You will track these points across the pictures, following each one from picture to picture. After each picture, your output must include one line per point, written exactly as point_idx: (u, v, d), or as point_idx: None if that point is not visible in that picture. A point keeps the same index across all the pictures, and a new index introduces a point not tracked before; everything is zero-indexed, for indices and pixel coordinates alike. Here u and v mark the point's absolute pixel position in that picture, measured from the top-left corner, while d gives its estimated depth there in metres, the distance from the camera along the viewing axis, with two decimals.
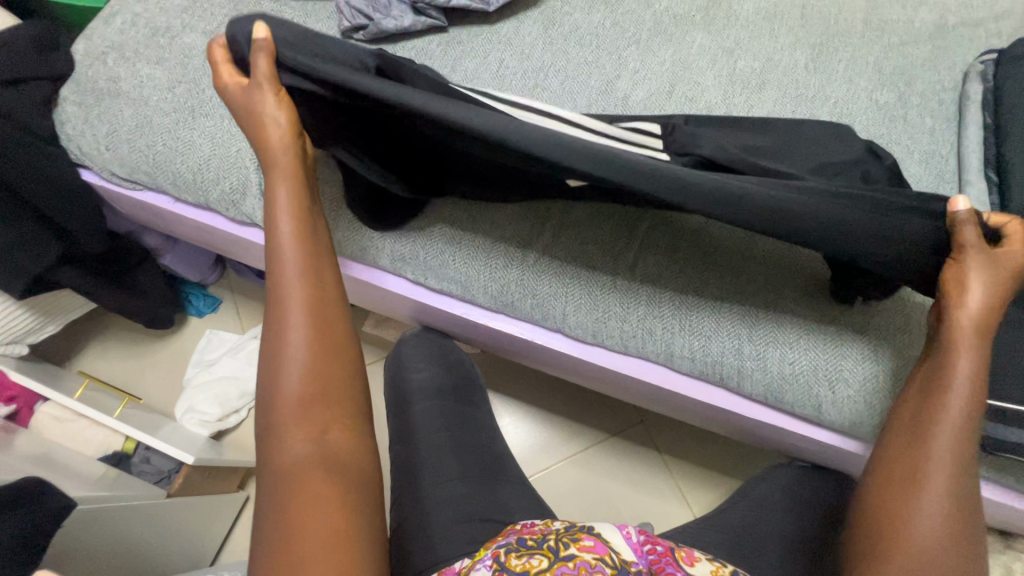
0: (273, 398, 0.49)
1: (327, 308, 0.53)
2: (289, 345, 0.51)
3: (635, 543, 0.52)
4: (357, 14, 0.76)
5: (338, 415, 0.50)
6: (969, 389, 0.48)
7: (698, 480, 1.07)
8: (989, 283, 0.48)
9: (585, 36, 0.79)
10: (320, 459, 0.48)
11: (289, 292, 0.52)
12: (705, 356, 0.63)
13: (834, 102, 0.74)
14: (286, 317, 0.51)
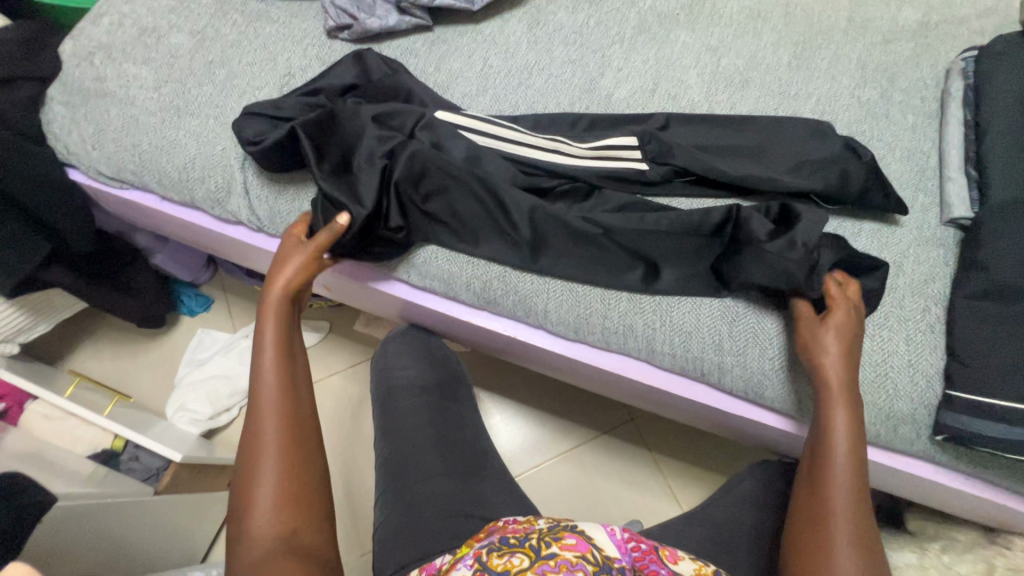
0: (246, 493, 0.50)
1: (303, 425, 0.55)
2: (264, 456, 0.51)
3: (620, 541, 0.52)
4: (342, 14, 0.77)
5: (314, 518, 0.51)
6: (848, 435, 0.52)
7: (688, 477, 1.08)
8: (835, 335, 0.54)
9: (570, 35, 0.80)
10: (290, 555, 0.48)
11: (270, 400, 0.54)
12: (685, 351, 0.64)
13: (816, 99, 0.74)
14: (263, 432, 0.53)
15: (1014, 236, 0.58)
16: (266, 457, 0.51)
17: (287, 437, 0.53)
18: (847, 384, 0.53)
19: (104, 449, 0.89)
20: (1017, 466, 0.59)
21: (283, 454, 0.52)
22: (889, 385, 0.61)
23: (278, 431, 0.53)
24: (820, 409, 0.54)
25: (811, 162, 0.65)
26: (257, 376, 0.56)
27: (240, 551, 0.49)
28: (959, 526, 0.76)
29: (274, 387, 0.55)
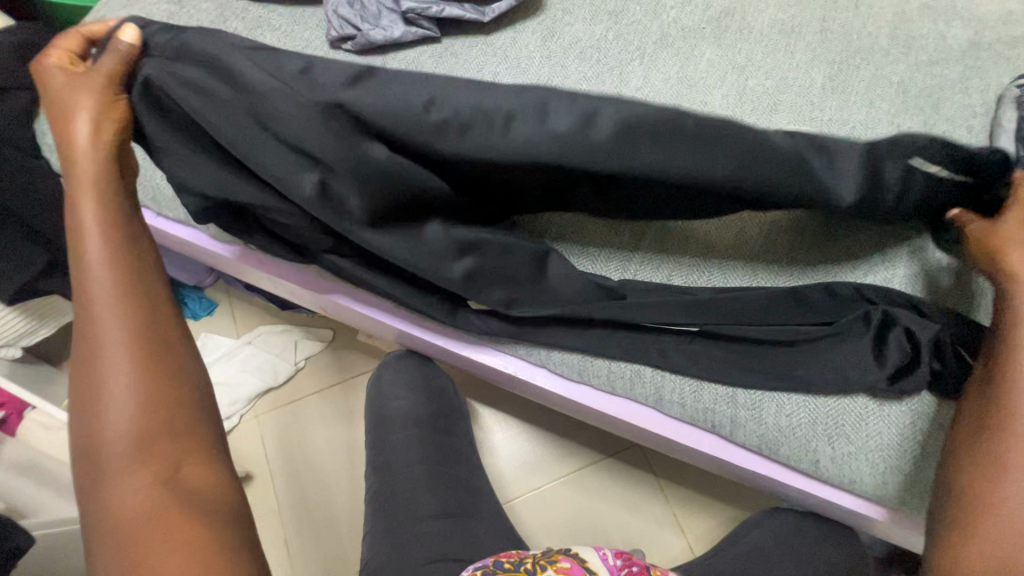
0: (94, 438, 0.44)
1: (162, 345, 0.47)
2: (108, 400, 0.44)
3: (610, 564, 0.51)
4: (346, 24, 0.72)
5: (186, 443, 0.46)
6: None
7: (694, 505, 1.04)
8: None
9: (586, 49, 0.75)
10: (171, 501, 0.43)
11: (109, 321, 0.45)
12: (696, 402, 0.60)
13: (851, 127, 0.68)
14: (103, 361, 0.44)
15: None
16: (115, 388, 0.44)
17: (139, 365, 0.45)
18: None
19: None
20: None
21: (136, 394, 0.44)
22: (918, 450, 0.55)
23: (126, 358, 0.45)
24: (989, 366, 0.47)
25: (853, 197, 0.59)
26: (84, 298, 0.46)
27: (103, 506, 0.43)
28: None
29: (108, 298, 0.46)
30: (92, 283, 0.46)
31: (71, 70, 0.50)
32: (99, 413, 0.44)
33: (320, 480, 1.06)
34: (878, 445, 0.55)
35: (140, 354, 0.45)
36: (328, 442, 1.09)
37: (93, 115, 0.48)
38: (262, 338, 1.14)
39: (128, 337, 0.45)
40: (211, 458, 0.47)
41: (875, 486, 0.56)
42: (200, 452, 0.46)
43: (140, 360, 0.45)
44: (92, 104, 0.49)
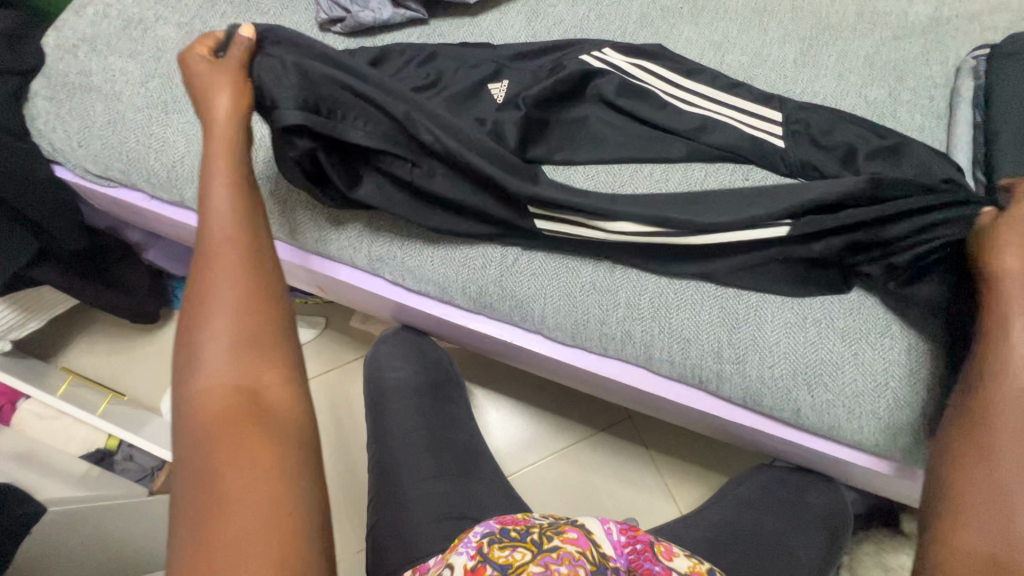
0: (197, 340, 0.45)
1: (266, 264, 0.49)
2: (214, 311, 0.45)
3: (614, 540, 0.53)
4: (335, 6, 0.74)
5: (270, 361, 0.45)
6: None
7: (685, 474, 1.08)
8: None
9: (570, 29, 0.77)
10: (252, 409, 0.43)
11: (217, 241, 0.48)
12: (684, 359, 0.63)
13: (822, 99, 0.72)
14: (211, 283, 0.47)
15: None
16: (219, 308, 0.45)
17: (244, 279, 0.47)
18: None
19: (99, 449, 0.89)
20: None
21: (236, 300, 0.46)
22: (889, 394, 0.58)
23: (229, 278, 0.47)
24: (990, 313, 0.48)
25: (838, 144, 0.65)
26: (204, 237, 0.49)
27: (190, 409, 0.43)
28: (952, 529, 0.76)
29: (224, 224, 0.49)
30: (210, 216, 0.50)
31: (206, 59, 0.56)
32: (201, 339, 0.45)
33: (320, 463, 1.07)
34: (853, 392, 0.59)
35: (250, 259, 0.48)
36: (326, 427, 1.10)
37: (234, 104, 0.54)
38: None
39: (234, 240, 0.49)
40: (300, 392, 0.46)
41: (851, 430, 0.60)
42: (283, 378, 0.45)
43: (242, 285, 0.47)
44: (228, 87, 0.55)
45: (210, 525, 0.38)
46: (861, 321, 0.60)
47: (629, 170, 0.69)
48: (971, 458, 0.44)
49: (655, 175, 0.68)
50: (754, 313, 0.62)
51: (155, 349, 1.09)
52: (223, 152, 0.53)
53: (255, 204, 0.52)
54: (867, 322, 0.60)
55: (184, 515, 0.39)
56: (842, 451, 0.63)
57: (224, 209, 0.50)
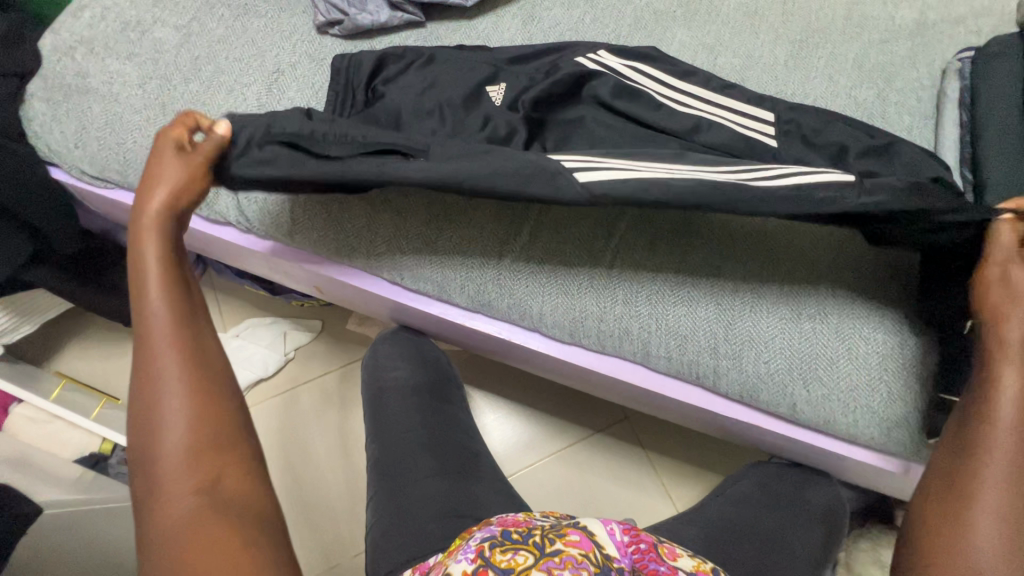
0: (148, 449, 0.47)
1: (207, 352, 0.51)
2: (165, 418, 0.47)
3: (619, 540, 0.53)
4: (333, 9, 0.75)
5: (230, 457, 0.48)
6: (1023, 400, 0.47)
7: (682, 474, 1.08)
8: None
9: (565, 32, 0.78)
10: (215, 505, 0.45)
11: (157, 344, 0.49)
12: (681, 355, 0.63)
13: (812, 100, 0.74)
14: (157, 391, 0.48)
15: None
16: (168, 416, 0.47)
17: (190, 378, 0.49)
18: (1022, 346, 0.48)
19: (92, 453, 0.87)
20: None
21: (187, 402, 0.47)
22: (883, 387, 0.59)
23: (181, 384, 0.48)
24: (985, 363, 0.49)
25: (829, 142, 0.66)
26: (145, 342, 0.50)
27: (152, 521, 0.45)
28: None
29: (163, 326, 0.50)
30: (149, 316, 0.50)
31: (178, 145, 0.57)
32: (160, 450, 0.46)
33: (315, 466, 1.07)
34: (848, 386, 0.60)
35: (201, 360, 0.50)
36: (322, 431, 1.09)
37: (175, 186, 0.54)
38: (251, 330, 1.15)
39: (180, 344, 0.49)
40: (259, 476, 0.49)
41: (846, 424, 0.61)
42: (244, 470, 0.48)
43: (191, 384, 0.48)
44: (174, 176, 0.54)
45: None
46: (855, 316, 0.61)
47: None
48: (948, 515, 0.47)
49: None
50: (750, 306, 0.62)
51: None
52: (161, 258, 0.53)
53: (193, 297, 0.53)
54: (862, 315, 0.61)
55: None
56: (837, 444, 0.64)
57: (159, 312, 0.50)
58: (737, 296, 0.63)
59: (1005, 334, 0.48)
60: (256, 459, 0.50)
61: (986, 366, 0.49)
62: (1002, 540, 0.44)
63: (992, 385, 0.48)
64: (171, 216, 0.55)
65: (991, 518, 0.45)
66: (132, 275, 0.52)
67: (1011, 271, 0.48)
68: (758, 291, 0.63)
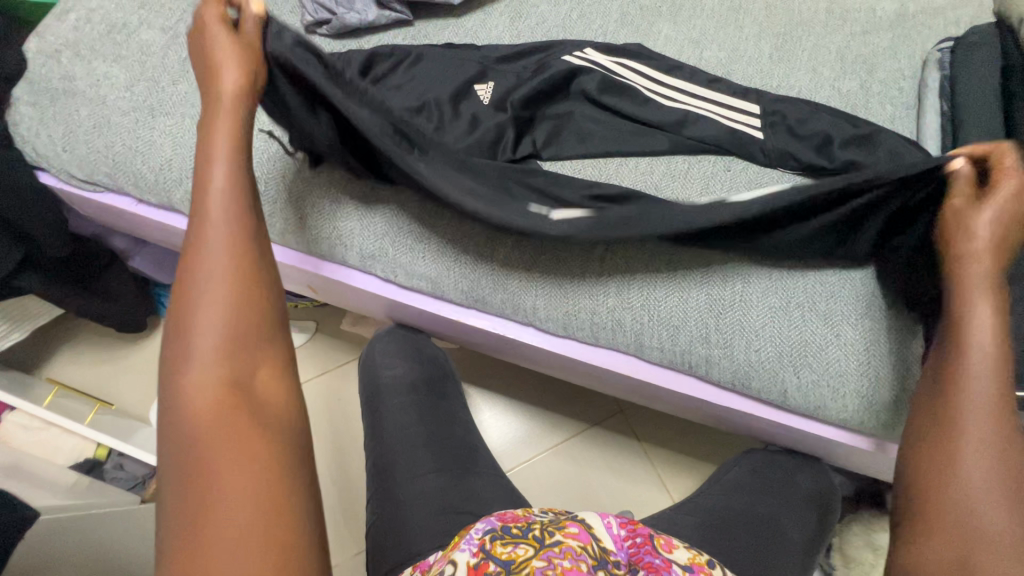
0: (182, 323, 0.46)
1: (256, 257, 0.49)
2: (201, 299, 0.46)
3: (616, 534, 0.54)
4: (320, 8, 0.75)
5: (264, 362, 0.47)
6: (994, 332, 0.45)
7: (677, 465, 1.09)
8: (1001, 211, 0.48)
9: (553, 28, 0.79)
10: (244, 413, 0.44)
11: (212, 228, 0.48)
12: (674, 345, 0.64)
13: (797, 91, 0.75)
14: (205, 261, 0.47)
15: None
16: (207, 302, 0.46)
17: (231, 281, 0.47)
18: (991, 280, 0.47)
19: (88, 458, 0.86)
20: None
21: (227, 295, 0.46)
22: (871, 372, 0.61)
23: (227, 275, 0.47)
24: (955, 296, 0.48)
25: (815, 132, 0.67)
26: (201, 226, 0.48)
27: (172, 401, 0.44)
28: None
29: (221, 222, 0.49)
30: (208, 201, 0.49)
31: (229, 27, 0.54)
32: (194, 314, 0.46)
33: (313, 467, 1.07)
34: (837, 372, 0.61)
35: (250, 272, 0.48)
36: (319, 432, 1.09)
37: (244, 73, 0.53)
38: None
39: (232, 250, 0.48)
40: (286, 387, 0.48)
41: (835, 409, 0.62)
42: (274, 381, 0.47)
43: (235, 292, 0.47)
44: (237, 61, 0.53)
45: (203, 528, 0.39)
46: (842, 304, 0.62)
47: (613, 163, 0.70)
48: (933, 467, 0.44)
49: (640, 166, 0.70)
50: (739, 296, 0.63)
51: (142, 358, 1.08)
52: (228, 127, 0.52)
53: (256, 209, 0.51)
54: (849, 303, 0.62)
55: (171, 525, 0.40)
56: (828, 429, 0.65)
57: (219, 185, 0.50)
58: (727, 287, 0.64)
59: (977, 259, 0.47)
60: (286, 368, 0.49)
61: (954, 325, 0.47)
62: (990, 483, 0.42)
63: (959, 343, 0.46)
64: (245, 95, 0.53)
65: (976, 460, 0.43)
66: (201, 145, 0.52)
67: (975, 206, 0.49)
68: (747, 282, 0.64)
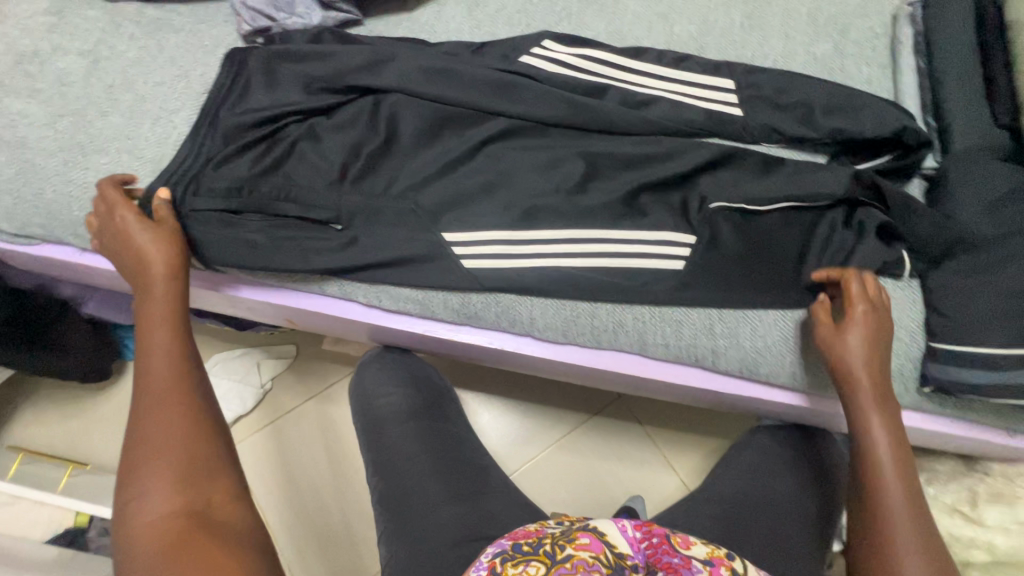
0: (132, 454, 0.48)
1: (201, 416, 0.51)
2: (150, 424, 0.49)
3: (631, 537, 0.52)
4: (257, 15, 0.67)
5: (220, 486, 0.48)
6: (889, 430, 0.55)
7: (681, 445, 1.10)
8: (861, 338, 0.55)
9: (514, 14, 0.74)
10: (202, 528, 0.44)
11: (151, 304, 0.55)
12: (679, 340, 0.62)
13: (772, 61, 0.72)
14: (149, 389, 0.51)
15: (978, 184, 0.60)
16: (150, 431, 0.49)
17: (176, 405, 0.50)
18: (877, 378, 0.56)
19: (68, 529, 0.80)
20: (999, 406, 0.61)
21: (177, 417, 0.49)
22: None
23: (171, 407, 0.50)
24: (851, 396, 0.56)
25: (799, 102, 0.65)
26: (148, 304, 0.55)
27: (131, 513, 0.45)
28: (941, 458, 0.79)
29: (162, 302, 0.55)
30: (152, 312, 0.55)
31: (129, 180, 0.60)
32: (137, 465, 0.47)
33: (313, 496, 1.03)
34: None
35: (196, 418, 0.50)
36: (314, 459, 1.05)
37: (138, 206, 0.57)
38: (223, 365, 1.08)
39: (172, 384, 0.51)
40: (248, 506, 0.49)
41: None
42: (233, 498, 0.48)
43: (178, 419, 0.49)
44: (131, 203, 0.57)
45: None
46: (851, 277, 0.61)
47: None
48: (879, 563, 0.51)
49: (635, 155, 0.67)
50: (747, 281, 0.61)
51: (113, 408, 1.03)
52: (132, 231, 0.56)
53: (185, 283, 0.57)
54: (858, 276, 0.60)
55: None
56: None
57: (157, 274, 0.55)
58: (733, 272, 0.61)
59: (852, 366, 0.55)
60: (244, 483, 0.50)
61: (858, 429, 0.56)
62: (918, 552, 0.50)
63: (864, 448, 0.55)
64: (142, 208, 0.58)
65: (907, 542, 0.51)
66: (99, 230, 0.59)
67: (842, 329, 0.56)
68: (753, 266, 0.61)
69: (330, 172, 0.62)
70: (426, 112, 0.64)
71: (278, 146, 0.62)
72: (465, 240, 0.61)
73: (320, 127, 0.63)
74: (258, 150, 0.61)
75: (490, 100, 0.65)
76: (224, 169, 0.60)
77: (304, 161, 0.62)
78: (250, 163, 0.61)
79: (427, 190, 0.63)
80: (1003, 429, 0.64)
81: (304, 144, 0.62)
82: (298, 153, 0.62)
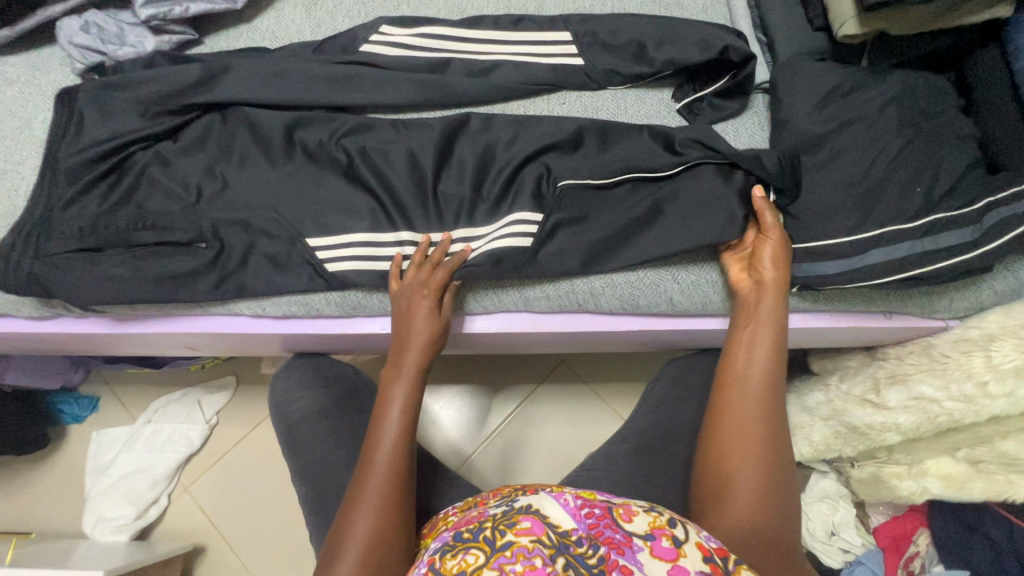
0: (348, 507, 0.50)
1: (408, 470, 0.52)
2: (365, 479, 0.50)
3: (570, 508, 0.42)
4: (88, 52, 0.67)
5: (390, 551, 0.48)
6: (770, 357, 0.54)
7: (627, 395, 1.13)
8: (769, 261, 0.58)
9: (353, 6, 0.74)
10: None
11: (413, 347, 0.58)
12: (556, 289, 0.65)
13: (610, 6, 0.74)
14: (379, 433, 0.53)
15: (804, 88, 0.63)
16: (383, 477, 0.50)
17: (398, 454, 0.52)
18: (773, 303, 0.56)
19: None
20: (861, 291, 0.65)
21: (387, 468, 0.51)
22: None
23: (386, 467, 0.51)
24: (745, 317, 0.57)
25: (632, 41, 0.67)
26: (403, 350, 0.58)
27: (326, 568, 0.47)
28: (848, 355, 0.83)
29: (419, 343, 0.58)
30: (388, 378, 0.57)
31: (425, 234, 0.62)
32: (344, 520, 0.49)
33: (275, 519, 1.03)
34: (710, 266, 0.64)
35: (400, 468, 0.52)
36: (270, 483, 1.05)
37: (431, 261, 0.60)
38: (163, 411, 1.06)
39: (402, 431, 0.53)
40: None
41: (721, 301, 0.65)
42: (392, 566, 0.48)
43: (392, 474, 0.51)
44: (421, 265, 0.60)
45: None
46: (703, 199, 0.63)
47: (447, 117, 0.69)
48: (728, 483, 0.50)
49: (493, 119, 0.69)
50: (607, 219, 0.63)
51: (61, 475, 1.04)
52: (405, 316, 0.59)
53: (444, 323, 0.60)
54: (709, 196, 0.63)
55: None
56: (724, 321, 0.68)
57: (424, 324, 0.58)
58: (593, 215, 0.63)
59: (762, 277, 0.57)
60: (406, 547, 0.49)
61: (746, 348, 0.55)
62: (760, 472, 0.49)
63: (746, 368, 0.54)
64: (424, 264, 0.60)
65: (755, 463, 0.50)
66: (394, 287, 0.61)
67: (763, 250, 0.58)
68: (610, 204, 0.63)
69: (185, 193, 0.62)
70: (271, 119, 0.64)
71: (129, 177, 0.62)
72: (329, 233, 0.62)
73: (169, 151, 0.64)
74: (108, 185, 0.62)
75: (335, 95, 0.66)
76: (75, 210, 0.61)
77: (157, 187, 0.62)
78: (102, 200, 0.61)
79: (285, 193, 0.63)
80: (875, 313, 0.68)
81: (154, 170, 0.63)
82: (149, 180, 0.63)
